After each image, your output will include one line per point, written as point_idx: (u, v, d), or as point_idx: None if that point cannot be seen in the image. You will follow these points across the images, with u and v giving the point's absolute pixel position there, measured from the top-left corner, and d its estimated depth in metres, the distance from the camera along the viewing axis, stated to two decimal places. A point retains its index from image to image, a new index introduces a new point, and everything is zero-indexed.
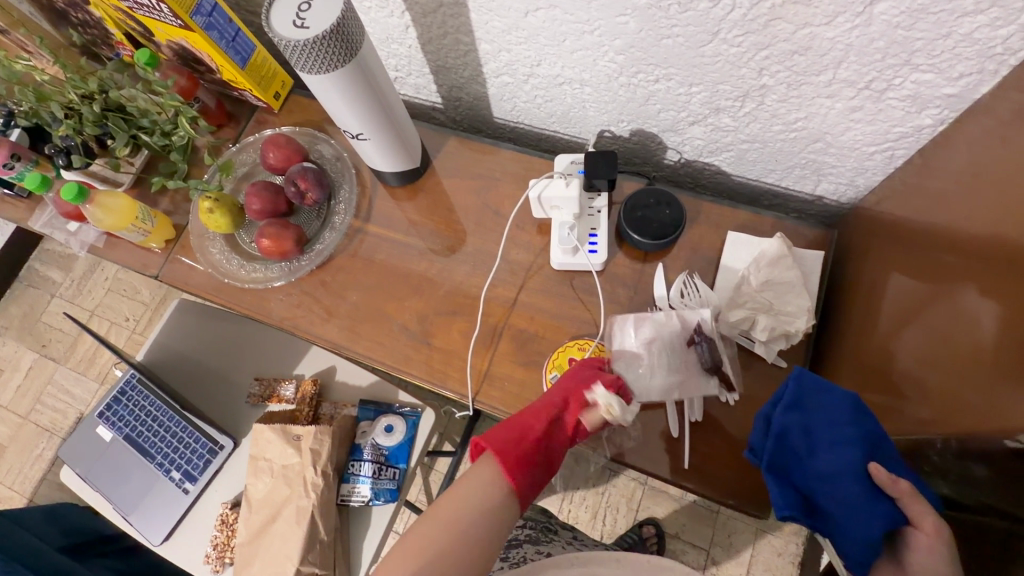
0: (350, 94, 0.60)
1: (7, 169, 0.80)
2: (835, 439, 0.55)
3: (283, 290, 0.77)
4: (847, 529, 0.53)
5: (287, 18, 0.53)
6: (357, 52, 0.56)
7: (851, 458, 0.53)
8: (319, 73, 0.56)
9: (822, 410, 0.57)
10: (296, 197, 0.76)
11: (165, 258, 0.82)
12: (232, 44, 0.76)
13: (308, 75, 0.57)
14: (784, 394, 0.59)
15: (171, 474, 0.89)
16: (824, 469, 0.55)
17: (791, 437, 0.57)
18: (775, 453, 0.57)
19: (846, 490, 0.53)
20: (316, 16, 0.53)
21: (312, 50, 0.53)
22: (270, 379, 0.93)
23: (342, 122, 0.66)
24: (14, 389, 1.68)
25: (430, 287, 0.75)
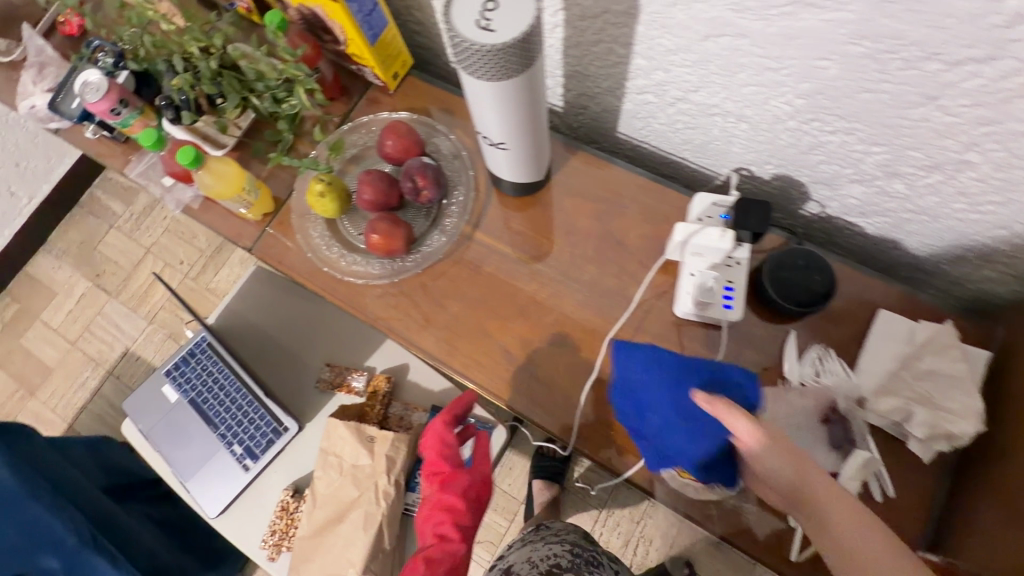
0: (508, 101, 0.54)
1: (113, 115, 0.78)
2: (677, 397, 0.54)
3: (381, 288, 0.72)
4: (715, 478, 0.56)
5: (473, 17, 0.47)
6: (537, 59, 0.50)
7: (671, 402, 0.54)
8: (483, 75, 0.51)
9: (648, 363, 0.56)
10: (411, 192, 0.71)
11: (260, 232, 0.78)
12: (368, 18, 0.71)
13: (469, 73, 0.51)
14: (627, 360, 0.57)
15: (233, 448, 0.87)
16: (659, 421, 0.55)
17: (636, 390, 0.56)
18: (633, 414, 0.58)
19: (682, 441, 0.54)
20: (504, 14, 0.47)
21: (498, 56, 0.47)
22: (342, 366, 0.91)
23: (487, 129, 0.60)
24: (66, 314, 1.70)
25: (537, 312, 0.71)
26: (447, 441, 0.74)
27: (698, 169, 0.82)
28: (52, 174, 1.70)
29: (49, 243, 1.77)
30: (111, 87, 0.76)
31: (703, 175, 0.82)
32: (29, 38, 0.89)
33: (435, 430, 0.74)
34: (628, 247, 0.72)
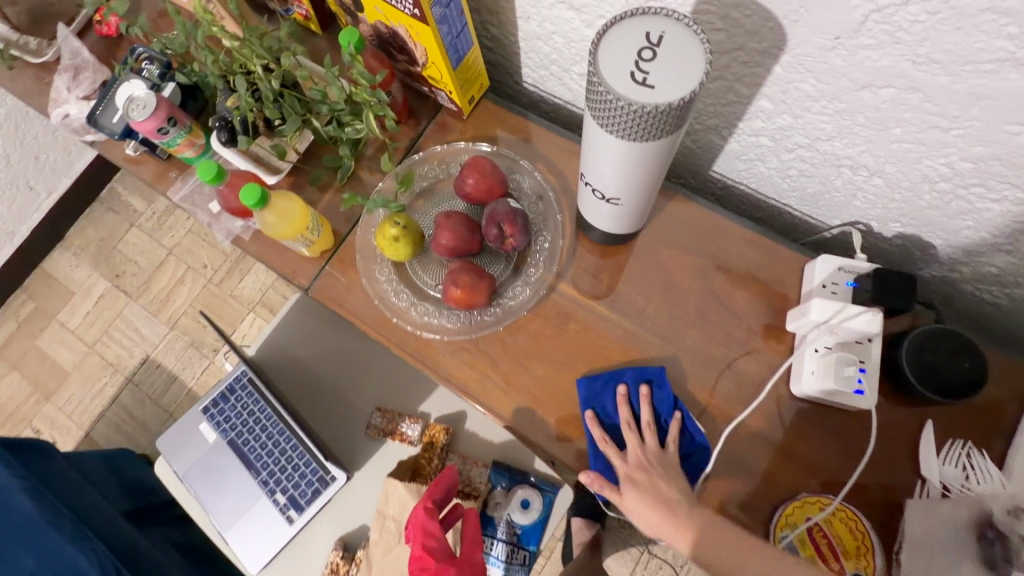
0: (648, 161, 0.47)
1: (160, 134, 0.70)
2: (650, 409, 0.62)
3: (456, 343, 0.65)
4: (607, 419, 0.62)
5: (631, 80, 0.40)
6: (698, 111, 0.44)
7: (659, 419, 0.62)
8: (627, 135, 0.43)
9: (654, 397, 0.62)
10: (495, 240, 0.64)
11: (318, 271, 0.71)
12: (455, 41, 0.62)
13: (611, 133, 0.44)
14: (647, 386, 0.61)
15: (276, 497, 0.81)
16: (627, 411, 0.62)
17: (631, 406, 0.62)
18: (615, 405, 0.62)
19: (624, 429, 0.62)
20: (664, 67, 0.40)
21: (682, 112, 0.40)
22: (394, 412, 0.83)
23: (607, 187, 0.52)
24: (83, 315, 1.63)
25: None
26: (431, 530, 0.70)
27: (801, 218, 0.74)
28: (72, 169, 1.62)
29: (67, 240, 1.70)
30: (159, 104, 0.68)
31: (807, 223, 0.74)
32: (66, 39, 0.81)
33: (417, 520, 0.70)
34: (734, 309, 0.64)
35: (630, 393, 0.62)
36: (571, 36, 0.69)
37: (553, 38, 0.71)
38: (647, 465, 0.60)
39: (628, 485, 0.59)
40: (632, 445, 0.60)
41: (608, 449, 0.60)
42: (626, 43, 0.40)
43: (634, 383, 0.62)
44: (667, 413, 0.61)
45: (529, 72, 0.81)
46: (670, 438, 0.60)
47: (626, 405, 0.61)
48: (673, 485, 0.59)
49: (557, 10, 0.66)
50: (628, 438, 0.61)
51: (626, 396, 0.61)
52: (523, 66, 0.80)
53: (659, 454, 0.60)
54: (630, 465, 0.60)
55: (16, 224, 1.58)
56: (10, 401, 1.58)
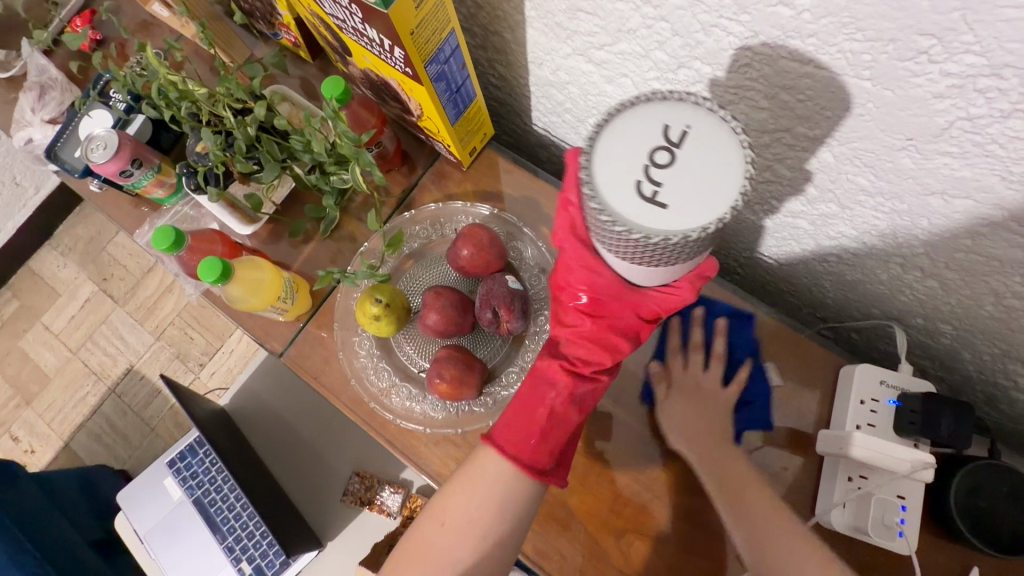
0: (669, 275, 0.40)
1: (123, 177, 0.63)
2: (732, 355, 0.59)
3: (440, 434, 0.58)
4: (689, 314, 0.60)
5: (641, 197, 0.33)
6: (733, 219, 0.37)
7: (739, 354, 0.58)
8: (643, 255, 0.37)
9: (739, 345, 0.58)
10: (490, 324, 0.56)
11: (292, 338, 0.64)
12: (455, 96, 0.54)
13: (621, 256, 0.38)
14: (740, 342, 0.59)
15: (241, 566, 0.75)
16: (727, 308, 0.59)
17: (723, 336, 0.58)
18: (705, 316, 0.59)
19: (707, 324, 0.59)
20: (680, 172, 0.33)
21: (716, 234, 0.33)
22: (373, 477, 0.77)
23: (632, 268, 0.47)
24: (68, 318, 1.58)
25: (630, 484, 0.57)
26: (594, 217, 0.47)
27: (835, 301, 0.65)
28: None
29: (54, 238, 1.64)
30: (122, 146, 0.61)
31: (840, 307, 0.66)
32: (31, 56, 0.74)
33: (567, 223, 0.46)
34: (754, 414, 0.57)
35: (710, 319, 0.59)
36: (588, 89, 0.60)
37: (567, 87, 0.63)
38: (699, 384, 0.57)
39: (672, 404, 0.56)
40: (689, 364, 0.58)
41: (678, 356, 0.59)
42: (628, 151, 0.33)
43: (716, 316, 0.59)
44: (741, 355, 0.58)
45: (539, 116, 0.73)
46: (735, 379, 0.57)
47: (703, 330, 0.59)
48: (725, 420, 0.55)
49: (573, 60, 0.57)
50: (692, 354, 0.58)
51: (700, 320, 0.59)
52: (533, 109, 0.72)
53: (716, 387, 0.57)
54: (676, 383, 0.57)
55: None
56: None
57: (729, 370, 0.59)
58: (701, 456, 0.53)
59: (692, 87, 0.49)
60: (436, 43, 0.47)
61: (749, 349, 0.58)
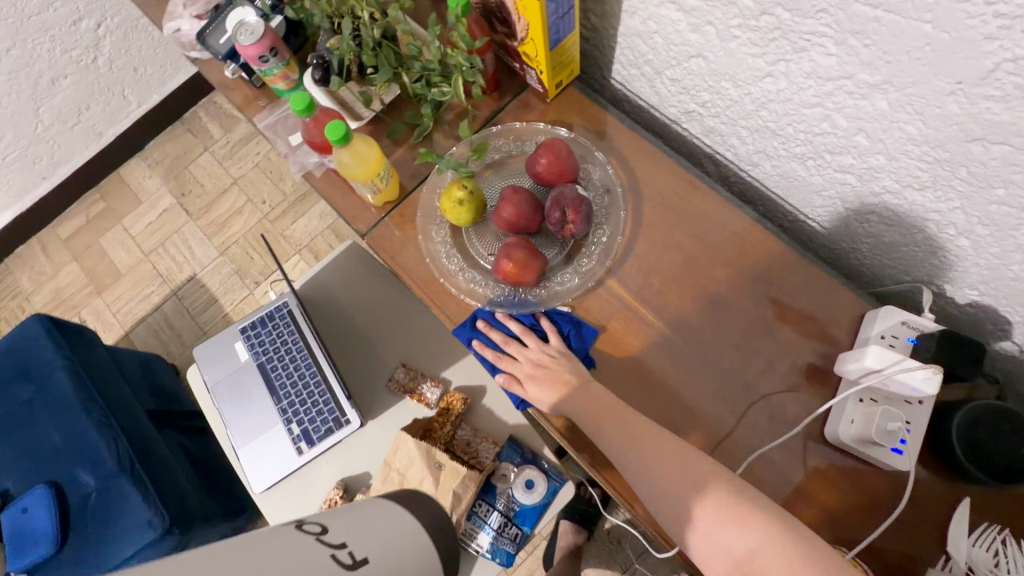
0: None
1: (260, 62, 0.73)
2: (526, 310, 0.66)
3: (496, 314, 0.66)
4: (514, 310, 0.66)
5: None
6: None
7: (527, 321, 0.66)
8: None
9: (524, 310, 0.66)
10: (556, 223, 0.64)
11: (378, 220, 0.73)
12: (559, 22, 0.63)
13: None
14: (522, 311, 0.66)
15: (291, 427, 0.83)
16: (527, 314, 0.66)
17: (521, 315, 0.66)
18: (518, 311, 0.66)
19: (519, 315, 0.66)
20: None
21: None
22: (418, 371, 0.85)
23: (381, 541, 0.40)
24: (146, 224, 1.73)
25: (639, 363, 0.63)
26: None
27: (872, 266, 0.71)
28: (164, 86, 1.73)
29: (145, 151, 1.80)
30: (266, 34, 0.71)
31: (875, 274, 0.71)
32: None
33: None
34: (780, 341, 0.63)
35: (516, 314, 0.66)
36: (672, 38, 0.68)
37: (653, 37, 0.70)
38: (538, 361, 0.63)
39: (528, 380, 0.62)
40: (518, 354, 0.64)
41: (504, 360, 0.64)
42: None
43: (492, 314, 0.66)
44: (530, 317, 0.66)
45: (619, 69, 0.81)
46: (547, 332, 0.64)
47: (496, 330, 0.65)
48: (570, 367, 0.61)
49: (664, 9, 0.65)
50: (511, 350, 0.64)
51: (490, 325, 0.65)
52: (615, 62, 0.80)
53: (541, 346, 0.63)
54: (527, 363, 0.63)
55: (105, 128, 1.69)
56: (66, 288, 1.69)
57: (531, 321, 0.66)
58: (573, 407, 0.59)
59: (770, 34, 0.56)
60: None
61: (528, 319, 0.65)
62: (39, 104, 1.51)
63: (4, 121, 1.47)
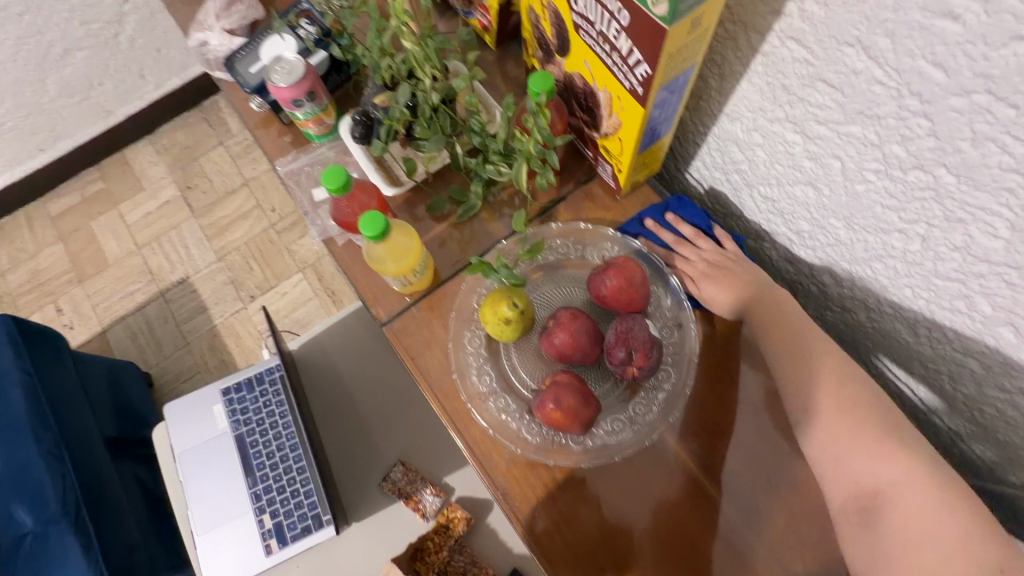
0: None
1: (293, 106, 0.63)
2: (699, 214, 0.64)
3: (527, 458, 0.55)
4: (689, 211, 0.65)
5: None
6: None
7: (702, 222, 0.64)
8: None
9: (694, 215, 0.64)
10: (619, 364, 0.53)
11: (403, 310, 0.62)
12: (657, 127, 0.53)
13: None
14: (696, 216, 0.64)
15: (263, 519, 0.72)
16: (699, 215, 0.64)
17: (690, 216, 0.64)
18: (694, 214, 0.64)
19: (696, 215, 0.64)
20: None
21: None
22: (417, 472, 0.73)
23: None
24: (143, 214, 1.61)
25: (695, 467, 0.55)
26: None
27: (971, 455, 0.60)
28: (186, 71, 1.62)
29: (155, 135, 1.69)
30: (306, 77, 0.61)
31: (974, 462, 0.60)
32: None
33: None
34: None
35: (698, 219, 0.64)
36: (780, 158, 0.58)
37: (754, 149, 0.60)
38: (710, 261, 0.61)
39: (701, 277, 0.60)
40: (690, 253, 0.62)
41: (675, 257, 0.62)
42: None
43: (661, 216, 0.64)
44: (705, 222, 0.64)
45: (699, 167, 0.71)
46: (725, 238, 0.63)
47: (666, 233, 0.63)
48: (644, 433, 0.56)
49: (778, 125, 0.55)
50: (683, 249, 0.62)
51: (659, 227, 0.63)
52: (696, 159, 0.70)
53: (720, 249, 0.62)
54: (700, 262, 0.61)
55: (115, 106, 1.58)
56: (46, 271, 1.56)
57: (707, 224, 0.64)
58: (747, 304, 0.57)
59: (918, 192, 0.46)
60: (677, 72, 0.46)
61: (704, 224, 0.64)
62: (48, 74, 1.39)
63: (6, 86, 1.35)
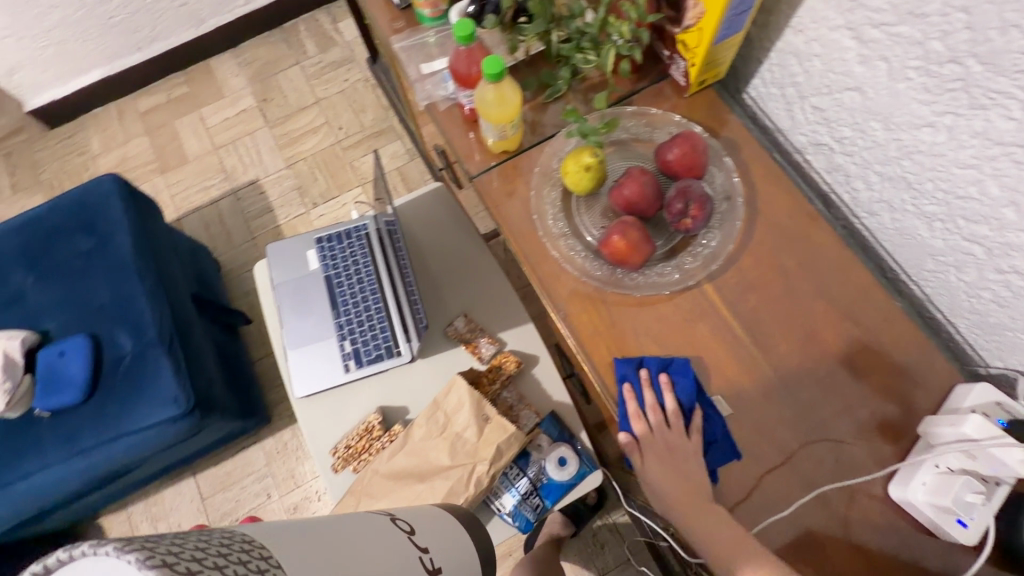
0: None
1: None
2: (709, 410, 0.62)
3: (586, 286, 0.67)
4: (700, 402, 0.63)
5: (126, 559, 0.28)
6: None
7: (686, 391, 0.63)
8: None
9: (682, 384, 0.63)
10: (676, 215, 0.64)
11: (490, 166, 0.73)
12: (733, 19, 0.63)
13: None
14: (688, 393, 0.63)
15: (343, 344, 0.84)
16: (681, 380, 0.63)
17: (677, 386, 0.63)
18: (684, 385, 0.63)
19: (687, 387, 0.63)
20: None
21: None
22: (478, 324, 0.85)
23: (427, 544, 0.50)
24: (222, 119, 1.74)
25: (747, 479, 0.61)
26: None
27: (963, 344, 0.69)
28: None
29: (239, 49, 1.82)
30: None
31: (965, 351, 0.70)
32: None
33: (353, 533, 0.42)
34: (862, 389, 0.62)
35: (680, 385, 0.63)
36: (834, 66, 0.67)
37: (812, 60, 0.69)
38: (669, 444, 0.62)
39: (648, 452, 0.62)
40: (655, 425, 0.63)
41: (637, 424, 0.63)
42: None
43: (656, 372, 0.63)
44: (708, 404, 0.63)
45: (757, 84, 0.80)
46: (693, 426, 0.62)
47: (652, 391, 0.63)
48: (700, 474, 0.60)
49: (837, 33, 0.64)
50: (652, 418, 0.63)
51: (649, 381, 0.63)
52: (756, 76, 0.79)
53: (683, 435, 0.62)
54: (660, 441, 0.62)
55: (208, 16, 1.70)
56: (132, 160, 1.71)
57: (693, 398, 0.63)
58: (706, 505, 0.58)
59: (949, 83, 0.56)
60: None
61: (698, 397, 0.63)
62: None
63: None
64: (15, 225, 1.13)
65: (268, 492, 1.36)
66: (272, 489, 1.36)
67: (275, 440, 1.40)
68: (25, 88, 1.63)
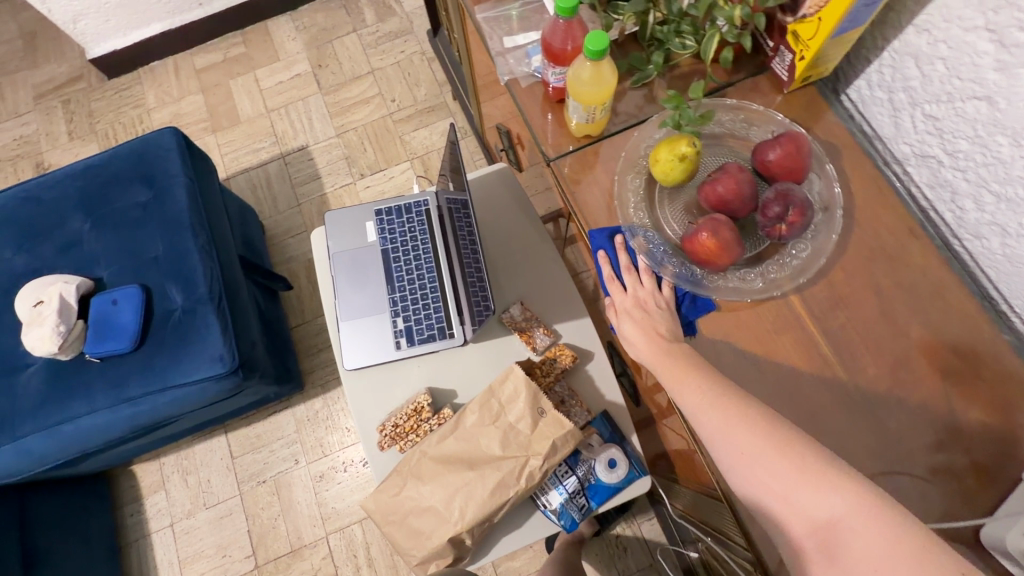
0: None
1: None
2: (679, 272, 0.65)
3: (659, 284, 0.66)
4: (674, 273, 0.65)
5: None
6: None
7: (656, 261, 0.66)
8: None
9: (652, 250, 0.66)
10: (772, 220, 0.59)
11: (571, 150, 0.70)
12: (861, 11, 0.58)
13: None
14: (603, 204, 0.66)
15: (396, 321, 0.83)
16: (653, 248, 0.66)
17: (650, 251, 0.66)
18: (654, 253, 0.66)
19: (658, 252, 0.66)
20: None
21: None
22: (534, 314, 0.82)
23: None
24: (276, 82, 1.73)
25: None
26: None
27: None
28: None
29: (297, 13, 1.80)
30: None
31: None
32: None
33: None
34: (956, 424, 0.58)
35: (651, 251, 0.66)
36: (962, 70, 0.61)
37: (935, 63, 0.64)
38: (642, 301, 0.65)
39: (627, 317, 0.66)
40: (631, 286, 0.66)
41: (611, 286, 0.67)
42: None
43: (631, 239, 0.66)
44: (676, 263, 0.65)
45: (860, 86, 0.75)
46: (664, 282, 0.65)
47: (627, 254, 0.66)
48: (672, 328, 0.63)
49: (972, 35, 0.59)
50: (625, 280, 0.66)
51: (623, 247, 0.66)
52: (861, 77, 0.74)
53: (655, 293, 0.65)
54: (631, 299, 0.66)
55: None
56: (185, 116, 1.72)
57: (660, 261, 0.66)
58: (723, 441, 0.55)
59: None
60: None
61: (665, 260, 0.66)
62: None
63: None
64: (75, 170, 1.14)
65: (296, 458, 1.37)
66: (300, 456, 1.37)
67: (306, 407, 1.40)
68: (88, 36, 1.64)
